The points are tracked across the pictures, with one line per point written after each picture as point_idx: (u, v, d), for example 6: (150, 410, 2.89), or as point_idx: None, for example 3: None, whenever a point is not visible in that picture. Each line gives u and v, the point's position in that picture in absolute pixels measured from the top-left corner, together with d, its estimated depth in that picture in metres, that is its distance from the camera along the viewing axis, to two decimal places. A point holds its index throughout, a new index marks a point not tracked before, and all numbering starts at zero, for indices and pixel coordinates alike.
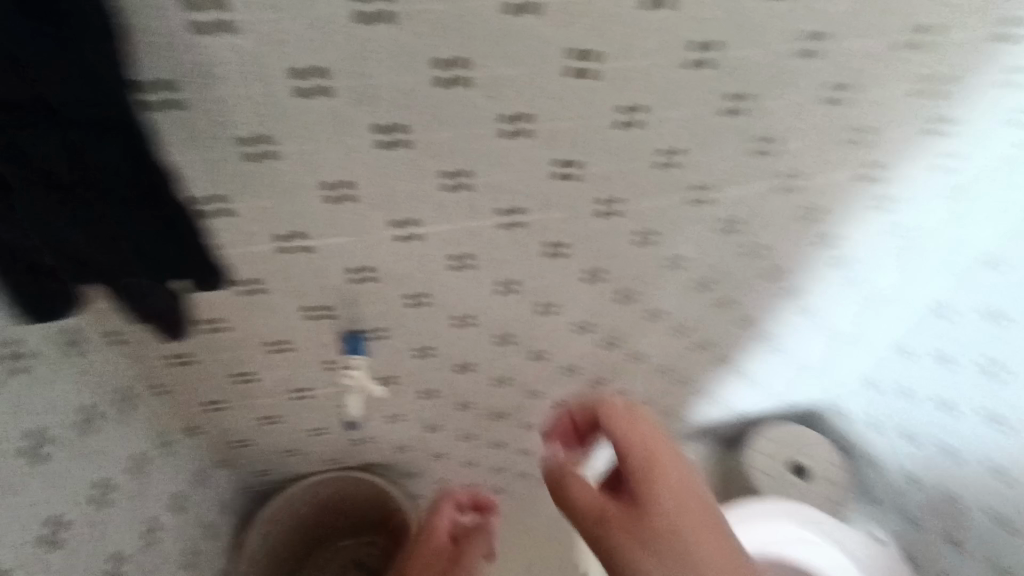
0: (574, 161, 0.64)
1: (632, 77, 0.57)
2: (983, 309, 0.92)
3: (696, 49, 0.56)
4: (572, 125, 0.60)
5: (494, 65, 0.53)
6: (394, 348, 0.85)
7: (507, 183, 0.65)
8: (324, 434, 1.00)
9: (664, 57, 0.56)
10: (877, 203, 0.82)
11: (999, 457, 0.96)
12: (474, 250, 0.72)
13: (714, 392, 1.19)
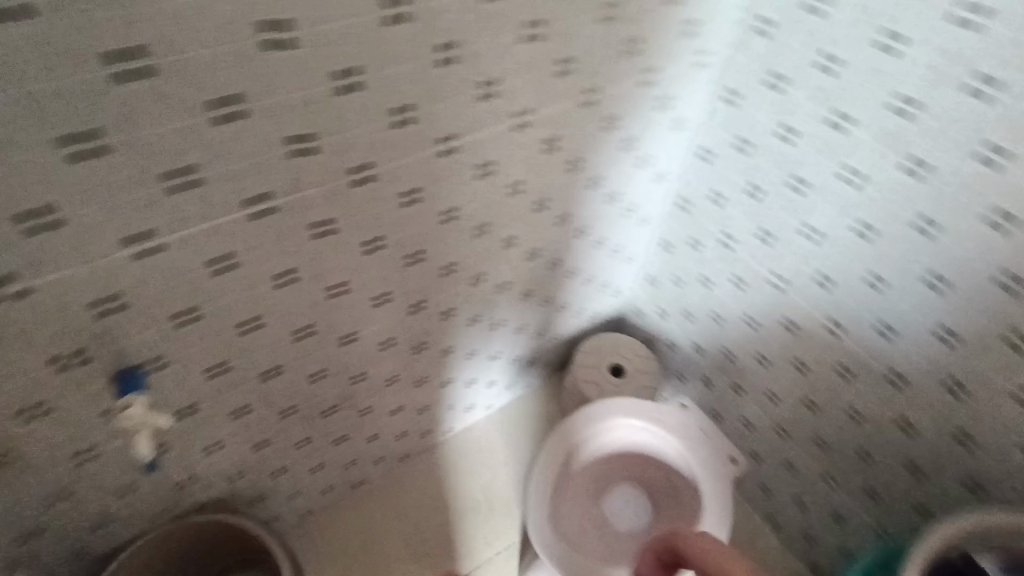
0: (315, 137, 0.63)
1: (343, 43, 0.58)
2: (711, 195, 1.12)
3: (390, 7, 0.59)
4: (292, 99, 0.59)
5: (188, 51, 0.51)
6: (186, 387, 0.77)
7: (251, 174, 0.62)
8: (131, 497, 0.90)
9: (365, 20, 0.58)
10: (609, 124, 0.95)
11: (748, 309, 1.16)
12: (240, 256, 0.68)
13: (534, 322, 1.32)
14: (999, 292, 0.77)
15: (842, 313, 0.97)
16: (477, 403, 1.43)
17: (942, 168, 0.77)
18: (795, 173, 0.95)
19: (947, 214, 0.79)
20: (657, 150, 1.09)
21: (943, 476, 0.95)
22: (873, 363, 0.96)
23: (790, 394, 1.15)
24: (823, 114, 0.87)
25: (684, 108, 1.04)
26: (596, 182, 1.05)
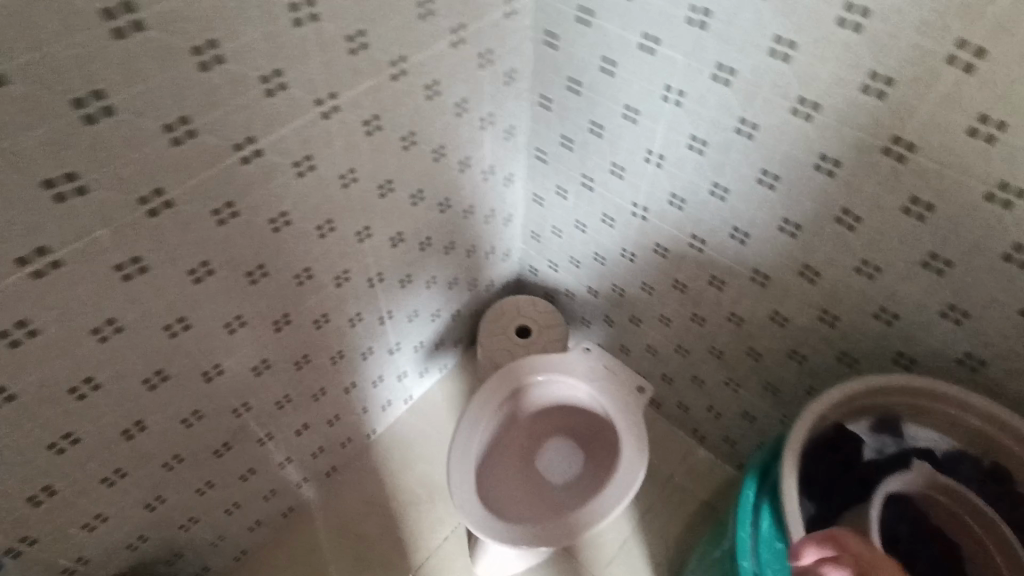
0: (76, 172, 0.58)
1: (70, 67, 0.52)
2: (563, 140, 1.11)
3: (116, 17, 0.53)
4: (29, 138, 0.53)
5: None
6: (23, 467, 0.71)
7: (13, 228, 0.56)
8: None
9: (88, 36, 0.52)
10: (436, 92, 0.91)
11: (624, 243, 1.17)
12: (29, 316, 0.62)
13: (428, 309, 1.28)
14: (820, 177, 0.80)
15: (702, 227, 1.00)
16: (394, 397, 1.40)
17: (746, 69, 0.78)
18: (626, 103, 0.96)
19: (762, 113, 0.80)
20: (499, 106, 1.06)
21: (820, 357, 1.00)
22: (738, 268, 1.00)
23: (680, 313, 1.19)
24: (636, 39, 0.87)
25: (514, 60, 1.01)
26: (443, 152, 1.01)
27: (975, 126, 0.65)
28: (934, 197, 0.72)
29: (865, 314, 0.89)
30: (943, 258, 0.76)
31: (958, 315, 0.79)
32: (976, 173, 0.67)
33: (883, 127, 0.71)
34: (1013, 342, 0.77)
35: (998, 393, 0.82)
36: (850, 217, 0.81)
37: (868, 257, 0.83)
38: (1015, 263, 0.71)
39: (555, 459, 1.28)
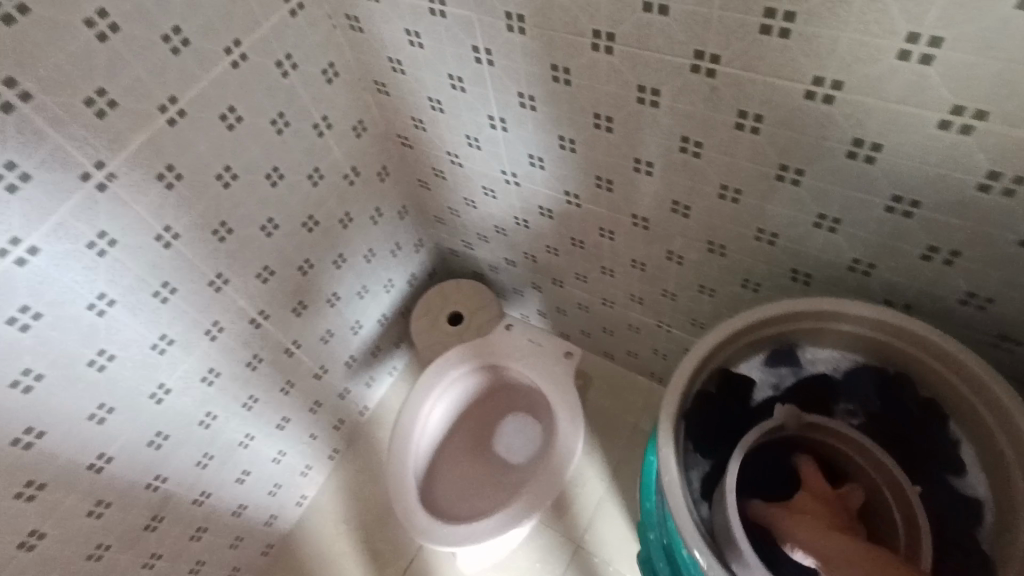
0: None
1: None
2: (415, 122, 1.02)
3: None
4: None
5: None
6: None
7: None
8: None
9: None
10: (237, 118, 0.83)
11: (513, 211, 1.09)
12: None
13: (343, 324, 1.23)
14: (646, 110, 0.72)
15: (570, 182, 0.92)
16: (344, 414, 1.38)
17: (532, 12, 0.69)
18: (448, 73, 0.86)
19: (568, 57, 0.71)
20: (334, 107, 0.97)
21: (726, 287, 0.93)
22: (617, 216, 0.93)
23: (590, 268, 1.12)
24: (425, 5, 0.78)
25: (328, 55, 0.92)
26: (281, 174, 0.93)
27: (765, 23, 0.55)
28: (758, 108, 0.63)
29: (746, 238, 0.81)
30: (793, 168, 0.67)
31: (831, 223, 0.71)
32: (787, 74, 0.58)
33: (679, 45, 0.62)
34: (892, 240, 0.68)
35: (897, 293, 0.74)
36: (691, 144, 0.72)
37: (726, 182, 0.74)
38: (861, 159, 0.62)
39: (494, 448, 1.27)
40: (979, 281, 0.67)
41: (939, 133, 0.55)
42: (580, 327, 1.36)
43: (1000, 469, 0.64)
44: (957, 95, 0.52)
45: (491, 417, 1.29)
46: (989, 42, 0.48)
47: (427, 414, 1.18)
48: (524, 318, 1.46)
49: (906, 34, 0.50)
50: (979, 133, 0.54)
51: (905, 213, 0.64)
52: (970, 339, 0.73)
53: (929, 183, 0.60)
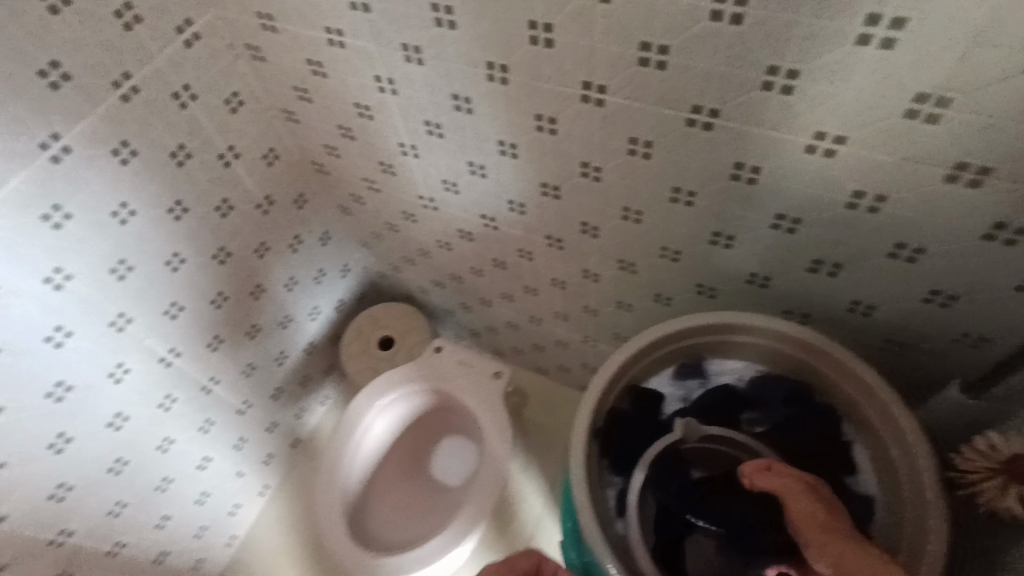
0: None
1: None
2: (329, 149, 1.00)
3: None
4: None
5: None
6: None
7: None
8: None
9: None
10: (132, 152, 0.79)
11: (436, 234, 1.09)
12: None
13: (268, 357, 1.19)
14: (547, 136, 0.73)
15: (485, 205, 0.93)
16: (275, 448, 1.33)
17: (427, 42, 0.69)
18: (354, 102, 0.86)
19: (468, 86, 0.72)
20: (241, 135, 0.94)
21: (642, 302, 0.96)
22: (532, 236, 0.94)
23: (515, 287, 1.12)
24: (324, 35, 0.77)
25: (232, 84, 0.89)
26: (186, 207, 0.90)
27: (642, 56, 0.58)
28: (648, 134, 0.66)
29: (654, 256, 0.84)
30: (686, 190, 0.70)
31: (726, 240, 0.74)
32: (669, 102, 0.61)
33: (570, 76, 0.64)
34: (782, 255, 0.72)
35: (794, 304, 0.78)
36: (592, 168, 0.74)
37: (628, 204, 0.77)
38: (744, 180, 0.65)
39: (431, 471, 1.25)
40: (860, 290, 0.71)
41: (808, 156, 0.59)
42: (513, 345, 1.36)
43: (889, 470, 0.68)
44: (819, 123, 0.56)
45: (424, 446, 1.27)
46: (838, 75, 0.51)
47: (354, 447, 1.15)
48: (457, 338, 1.46)
49: (768, 67, 0.53)
50: (841, 156, 0.58)
51: (789, 229, 0.68)
52: (861, 343, 0.78)
53: (807, 201, 0.64)
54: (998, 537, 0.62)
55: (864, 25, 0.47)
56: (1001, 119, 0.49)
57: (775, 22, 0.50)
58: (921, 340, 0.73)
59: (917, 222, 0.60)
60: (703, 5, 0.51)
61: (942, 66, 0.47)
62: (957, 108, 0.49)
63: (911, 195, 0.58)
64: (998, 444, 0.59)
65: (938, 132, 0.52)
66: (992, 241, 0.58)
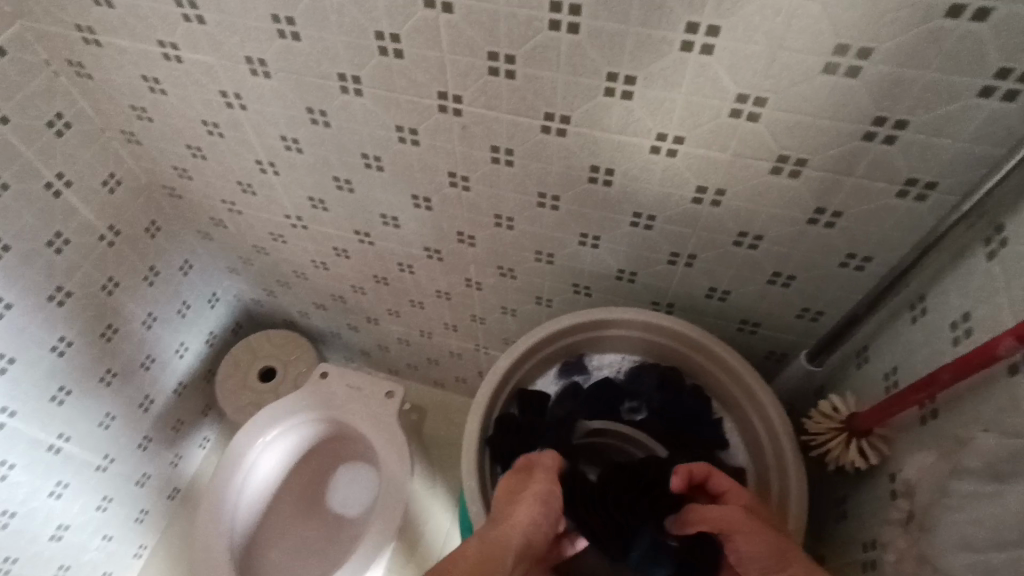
0: None
1: None
2: (179, 171, 0.92)
3: None
4: None
5: None
6: None
7: None
8: None
9: None
10: None
11: (309, 254, 1.03)
12: None
13: (130, 403, 1.07)
14: (410, 148, 0.72)
15: (358, 222, 0.90)
16: (148, 504, 1.19)
17: (272, 56, 0.66)
18: (201, 119, 0.80)
19: (323, 100, 0.70)
20: (72, 161, 0.84)
21: (524, 306, 0.97)
22: (410, 249, 0.92)
23: (399, 303, 1.10)
24: (157, 49, 0.71)
25: (54, 104, 0.80)
26: (7, 245, 0.79)
27: (492, 65, 0.59)
28: (507, 142, 0.67)
29: (528, 260, 0.85)
30: (550, 195, 0.72)
31: (593, 240, 0.77)
32: (524, 110, 0.62)
33: (426, 88, 0.63)
34: (644, 250, 0.76)
35: (660, 296, 0.83)
36: (459, 178, 0.74)
37: (498, 211, 0.78)
38: (600, 183, 0.68)
39: (328, 504, 1.19)
40: (714, 279, 0.77)
41: (654, 157, 0.63)
42: (405, 361, 1.33)
43: (755, 443, 0.74)
44: (659, 125, 0.59)
45: (318, 479, 1.20)
46: (670, 81, 0.55)
47: (236, 490, 1.06)
48: (347, 360, 1.40)
49: (607, 74, 0.56)
50: (683, 155, 0.62)
51: (647, 227, 0.72)
52: (722, 327, 0.84)
53: (659, 199, 0.68)
54: (848, 489, 0.69)
55: (686, 33, 0.51)
56: (808, 115, 0.55)
57: (609, 30, 0.53)
58: (771, 319, 0.80)
59: (753, 212, 0.66)
60: (541, 16, 0.53)
61: (755, 69, 0.52)
62: (772, 107, 0.55)
63: (745, 188, 0.63)
64: (839, 406, 0.66)
65: (760, 129, 0.57)
66: (816, 224, 0.65)
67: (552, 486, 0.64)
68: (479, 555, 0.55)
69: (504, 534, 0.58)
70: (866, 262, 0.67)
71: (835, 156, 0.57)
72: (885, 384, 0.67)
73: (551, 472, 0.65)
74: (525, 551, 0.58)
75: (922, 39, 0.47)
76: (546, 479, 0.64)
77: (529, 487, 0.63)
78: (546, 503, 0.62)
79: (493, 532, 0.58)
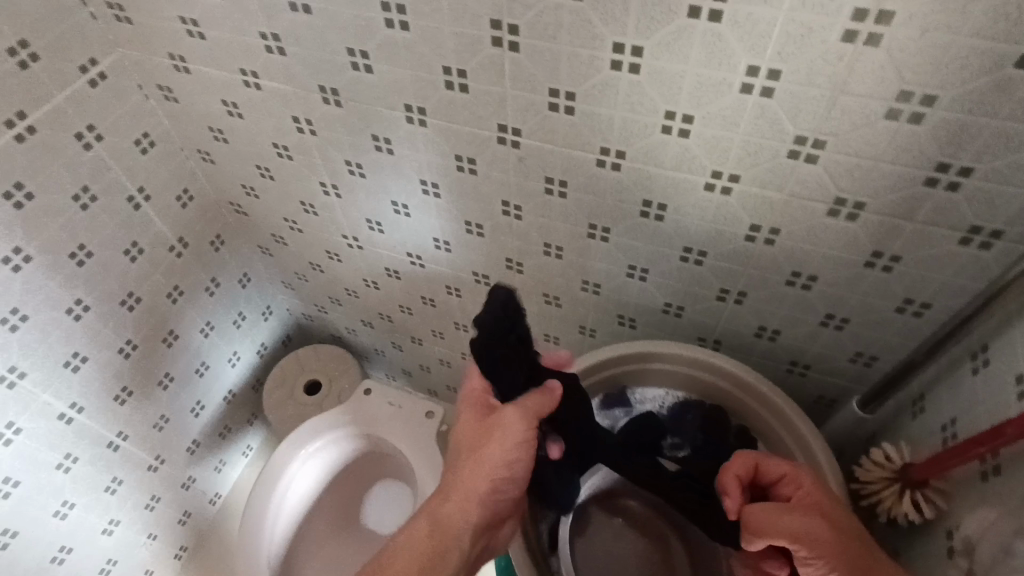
0: None
1: None
2: (246, 189, 0.98)
3: None
4: None
5: None
6: None
7: None
8: None
9: None
10: (28, 194, 0.75)
11: (361, 273, 1.07)
12: None
13: (182, 407, 1.11)
14: (467, 177, 0.75)
15: (412, 245, 0.93)
16: (191, 507, 1.23)
17: (344, 85, 0.70)
18: (272, 142, 0.85)
19: (387, 128, 0.73)
20: (152, 178, 0.91)
21: (567, 335, 0.98)
22: (458, 273, 0.95)
23: (443, 325, 1.12)
24: (238, 77, 0.76)
25: (141, 125, 0.86)
26: (90, 252, 0.85)
27: (552, 101, 0.61)
28: (562, 174, 0.68)
29: (574, 289, 0.86)
30: (600, 227, 0.73)
31: (641, 273, 0.78)
32: (580, 145, 0.64)
33: (486, 121, 0.66)
34: (692, 285, 0.76)
35: (707, 332, 0.82)
36: (512, 207, 0.76)
37: (548, 240, 0.79)
38: (653, 218, 0.69)
39: (365, 522, 1.20)
40: (764, 317, 0.76)
41: (708, 194, 0.64)
42: (446, 383, 1.34)
43: None
44: (715, 164, 0.60)
45: (356, 496, 1.22)
46: (726, 121, 0.56)
47: (278, 502, 1.08)
48: (389, 378, 1.42)
49: (665, 112, 0.58)
50: (737, 193, 0.62)
51: (696, 262, 0.72)
52: (771, 366, 0.83)
53: (711, 234, 0.68)
54: (904, 543, 0.66)
55: (745, 75, 0.52)
56: (867, 159, 0.55)
57: (667, 72, 0.54)
58: (822, 361, 0.78)
59: (808, 252, 0.65)
60: (603, 56, 0.55)
61: (813, 112, 0.53)
62: (830, 150, 0.55)
63: (800, 228, 0.63)
64: (893, 455, 0.64)
65: (819, 172, 0.57)
66: (873, 267, 0.64)
67: (512, 456, 0.60)
68: (430, 534, 0.59)
69: (456, 509, 0.60)
70: (925, 309, 0.66)
71: (894, 201, 0.57)
72: (942, 436, 0.65)
73: (529, 423, 0.60)
74: (486, 514, 0.60)
75: (992, 88, 0.46)
76: (510, 434, 0.59)
77: (484, 459, 0.60)
78: (507, 461, 0.60)
79: (444, 506, 0.60)
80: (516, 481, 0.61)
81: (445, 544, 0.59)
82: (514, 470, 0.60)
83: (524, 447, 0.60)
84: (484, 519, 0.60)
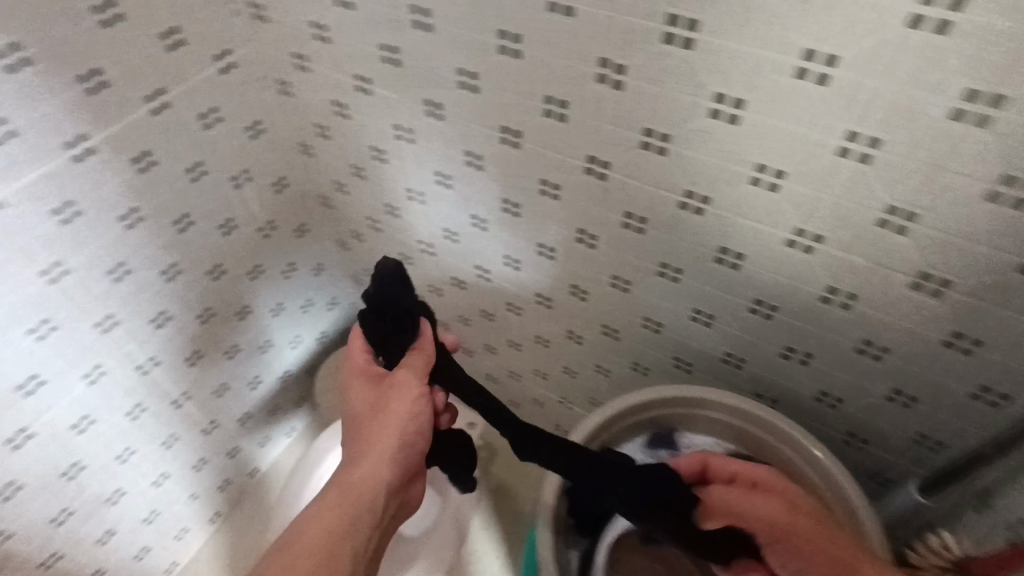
0: None
1: None
2: (338, 184, 1.04)
3: None
4: None
5: None
6: None
7: None
8: None
9: None
10: (152, 161, 0.82)
11: (428, 278, 1.11)
12: None
13: (242, 378, 1.18)
14: (549, 201, 0.78)
15: (482, 259, 0.96)
16: (233, 474, 1.29)
17: (449, 100, 0.74)
18: (371, 144, 0.90)
19: (482, 145, 0.77)
20: (258, 162, 0.98)
21: (619, 369, 0.98)
22: (522, 292, 0.97)
23: (497, 340, 1.14)
24: (352, 81, 0.82)
25: (257, 113, 0.93)
26: (193, 221, 0.92)
27: (645, 140, 0.63)
28: (643, 210, 0.70)
29: (635, 325, 0.87)
30: (672, 267, 0.74)
31: (705, 318, 0.78)
32: (665, 185, 0.66)
33: (578, 150, 0.69)
34: (756, 338, 0.75)
35: (765, 388, 0.81)
36: (587, 236, 0.78)
37: (617, 273, 0.81)
38: (727, 265, 0.69)
39: None
40: (826, 382, 0.75)
41: (787, 250, 0.64)
42: None
43: None
44: (800, 221, 0.61)
45: None
46: (818, 180, 0.57)
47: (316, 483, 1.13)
48: None
49: (756, 165, 0.59)
50: (819, 253, 0.62)
51: (765, 315, 0.72)
52: (826, 433, 0.81)
53: (784, 290, 0.68)
54: None
55: (844, 139, 0.53)
56: (961, 238, 0.54)
57: (764, 127, 0.55)
58: (881, 437, 0.76)
59: (884, 323, 0.64)
60: (703, 104, 0.57)
61: (909, 184, 0.53)
62: (924, 224, 0.54)
63: (879, 298, 0.62)
64: (951, 546, 0.62)
65: (906, 243, 0.57)
66: (952, 348, 0.62)
67: (413, 411, 0.69)
68: (342, 498, 0.65)
69: (367, 470, 0.66)
70: (1003, 400, 0.63)
71: (982, 284, 0.56)
72: (1007, 535, 0.62)
73: (421, 380, 0.69)
74: (395, 473, 0.68)
75: None
76: (413, 391, 0.69)
77: (386, 422, 0.68)
78: (411, 419, 0.69)
79: (353, 471, 0.66)
80: (421, 441, 0.70)
81: (362, 504, 0.65)
82: (417, 427, 0.69)
83: (421, 406, 0.69)
84: (395, 477, 0.68)
